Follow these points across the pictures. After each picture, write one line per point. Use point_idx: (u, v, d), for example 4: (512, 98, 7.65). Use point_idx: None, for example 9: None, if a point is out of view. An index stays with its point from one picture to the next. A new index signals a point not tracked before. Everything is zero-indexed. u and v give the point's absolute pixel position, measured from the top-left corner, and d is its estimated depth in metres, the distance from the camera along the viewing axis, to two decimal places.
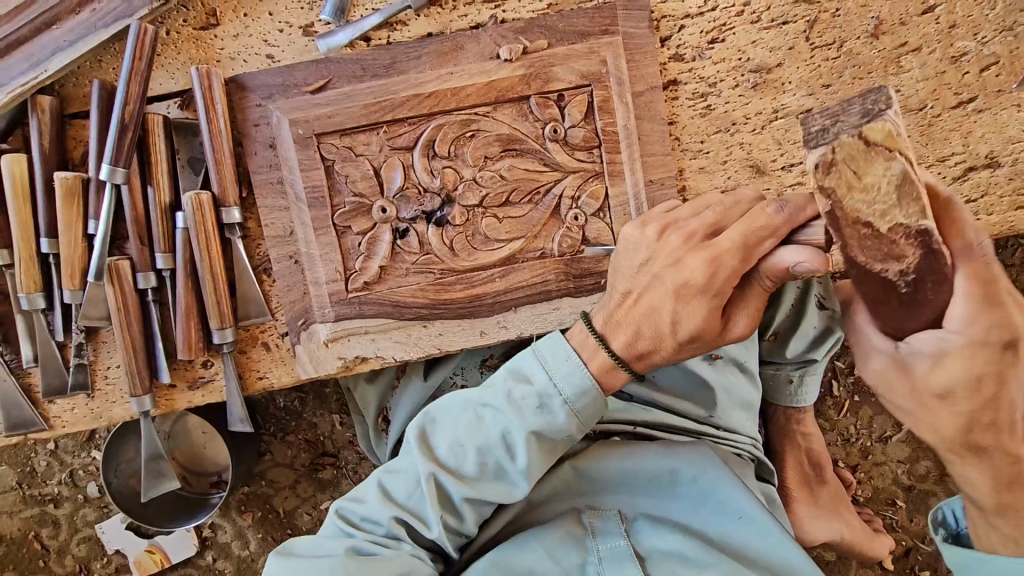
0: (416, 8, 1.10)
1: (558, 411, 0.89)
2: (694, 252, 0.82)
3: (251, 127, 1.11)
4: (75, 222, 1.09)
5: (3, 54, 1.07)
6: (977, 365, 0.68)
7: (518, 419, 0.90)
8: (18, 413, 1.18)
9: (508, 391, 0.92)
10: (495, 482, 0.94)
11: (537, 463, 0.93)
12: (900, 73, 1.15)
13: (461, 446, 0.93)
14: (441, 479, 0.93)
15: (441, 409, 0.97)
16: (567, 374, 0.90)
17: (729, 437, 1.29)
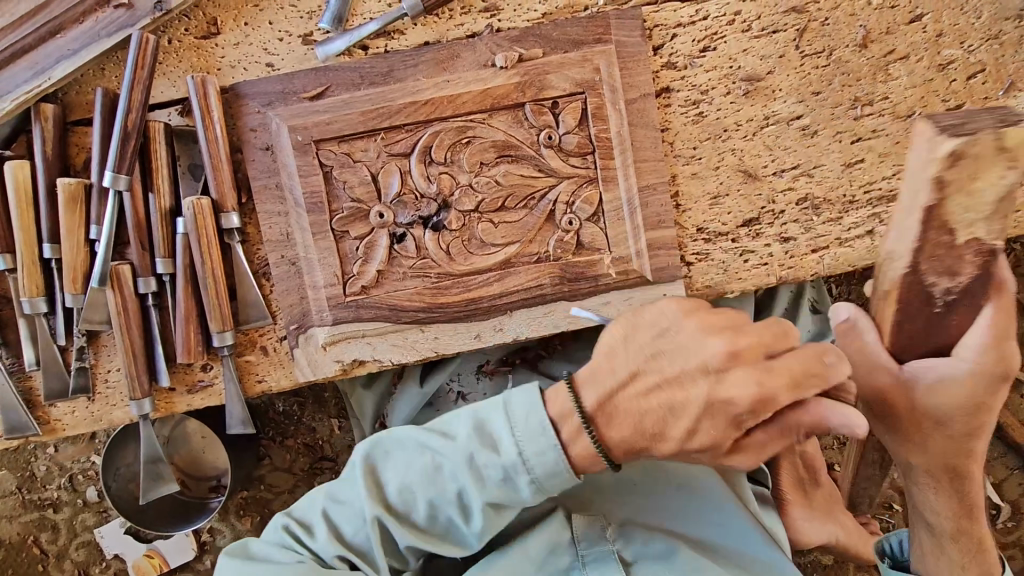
0: (413, 17, 1.12)
1: (517, 489, 0.85)
2: (729, 361, 0.84)
3: (249, 133, 1.13)
4: (77, 228, 1.11)
5: (7, 63, 1.09)
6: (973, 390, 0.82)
7: (473, 484, 0.86)
8: (16, 417, 1.19)
9: (468, 454, 0.86)
10: (445, 535, 0.92)
11: (487, 527, 0.90)
12: (888, 81, 1.17)
13: (411, 494, 0.90)
14: (387, 523, 0.90)
15: (396, 443, 0.93)
16: (538, 451, 0.84)
17: None
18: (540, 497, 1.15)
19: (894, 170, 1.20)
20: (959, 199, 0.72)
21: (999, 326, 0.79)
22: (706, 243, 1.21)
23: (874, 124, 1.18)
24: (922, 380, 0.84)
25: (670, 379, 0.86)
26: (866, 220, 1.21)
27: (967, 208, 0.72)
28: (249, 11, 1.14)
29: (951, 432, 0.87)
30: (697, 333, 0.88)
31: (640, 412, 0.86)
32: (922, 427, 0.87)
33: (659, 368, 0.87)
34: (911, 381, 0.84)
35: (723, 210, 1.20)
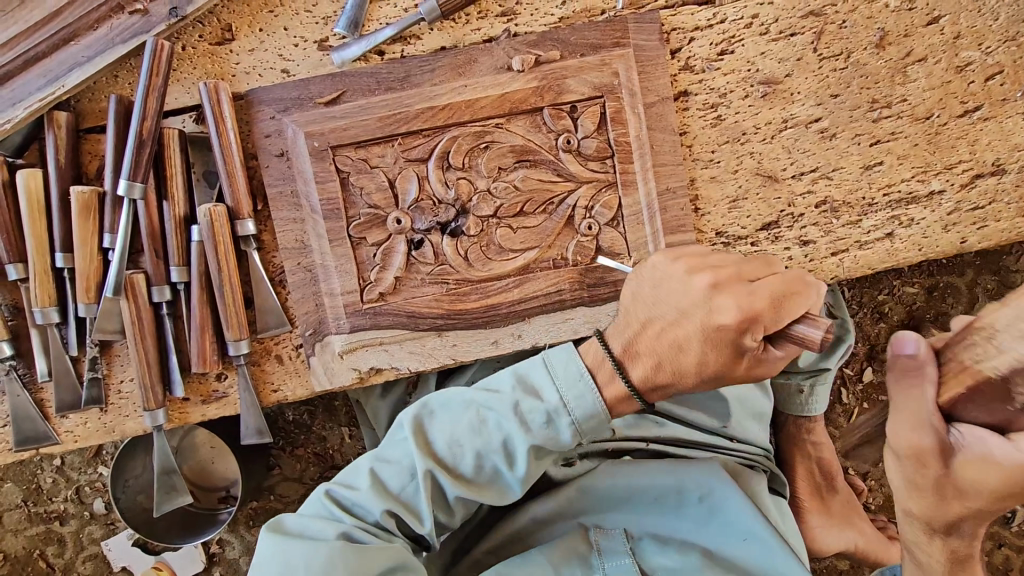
0: (430, 22, 1.12)
1: (565, 430, 0.91)
2: (720, 296, 0.86)
3: (263, 139, 1.12)
4: (90, 237, 1.10)
5: (21, 70, 1.08)
6: (1016, 483, 0.75)
7: (522, 433, 0.91)
8: (30, 428, 1.17)
9: (515, 402, 0.92)
10: (491, 484, 0.96)
11: (535, 471, 0.95)
12: (907, 83, 1.16)
13: (460, 445, 0.93)
14: (436, 475, 0.93)
15: (442, 402, 0.97)
16: (580, 396, 0.91)
17: (741, 448, 1.30)
18: (559, 512, 1.18)
19: (913, 172, 1.19)
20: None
21: None
22: (725, 246, 1.20)
23: (892, 126, 1.18)
24: (957, 451, 0.77)
25: (676, 322, 0.90)
26: (885, 222, 1.21)
27: None
28: (264, 17, 1.13)
29: (968, 502, 0.83)
30: (688, 273, 0.91)
31: (654, 350, 0.92)
32: (944, 491, 0.83)
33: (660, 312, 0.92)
34: (948, 447, 0.78)
35: (742, 214, 1.20)
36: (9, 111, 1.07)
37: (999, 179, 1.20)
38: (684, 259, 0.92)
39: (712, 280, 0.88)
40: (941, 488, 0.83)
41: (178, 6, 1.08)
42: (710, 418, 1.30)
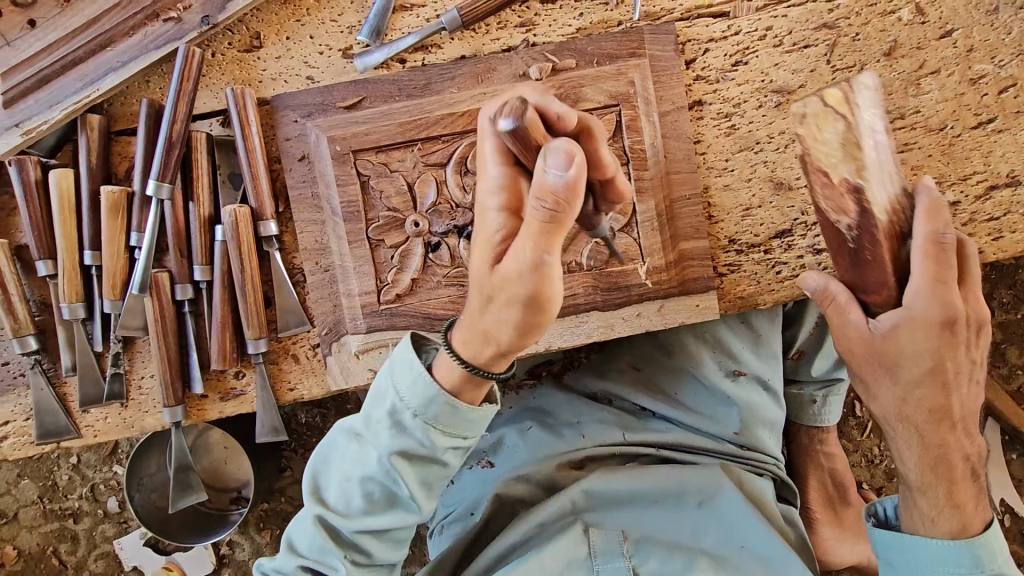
0: (451, 31, 1.15)
1: (413, 424, 0.89)
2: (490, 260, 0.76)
3: (284, 142, 1.16)
4: (118, 235, 1.13)
5: (58, 74, 1.11)
6: (927, 338, 0.97)
7: (380, 441, 0.92)
8: (52, 422, 1.19)
9: (366, 414, 0.94)
10: (387, 508, 0.97)
11: (419, 472, 0.94)
12: (920, 95, 1.18)
13: (347, 480, 0.97)
14: (329, 519, 0.98)
15: (327, 448, 1.01)
16: (412, 386, 0.87)
17: (749, 457, 1.39)
18: (561, 513, 1.25)
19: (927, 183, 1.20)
20: (817, 147, 0.97)
21: (931, 269, 0.95)
22: (738, 254, 1.21)
23: (906, 137, 1.19)
24: (876, 330, 1.00)
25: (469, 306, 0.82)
26: None
27: (828, 155, 0.96)
28: (291, 26, 1.17)
29: (910, 376, 1.00)
30: (483, 245, 0.77)
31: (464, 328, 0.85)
32: (879, 376, 1.03)
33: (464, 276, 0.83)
34: (869, 334, 1.01)
35: (755, 222, 1.21)
36: (46, 113, 1.11)
37: (1014, 191, 1.20)
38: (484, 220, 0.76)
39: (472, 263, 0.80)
40: (877, 369, 1.02)
41: (211, 14, 1.12)
42: (721, 426, 1.39)
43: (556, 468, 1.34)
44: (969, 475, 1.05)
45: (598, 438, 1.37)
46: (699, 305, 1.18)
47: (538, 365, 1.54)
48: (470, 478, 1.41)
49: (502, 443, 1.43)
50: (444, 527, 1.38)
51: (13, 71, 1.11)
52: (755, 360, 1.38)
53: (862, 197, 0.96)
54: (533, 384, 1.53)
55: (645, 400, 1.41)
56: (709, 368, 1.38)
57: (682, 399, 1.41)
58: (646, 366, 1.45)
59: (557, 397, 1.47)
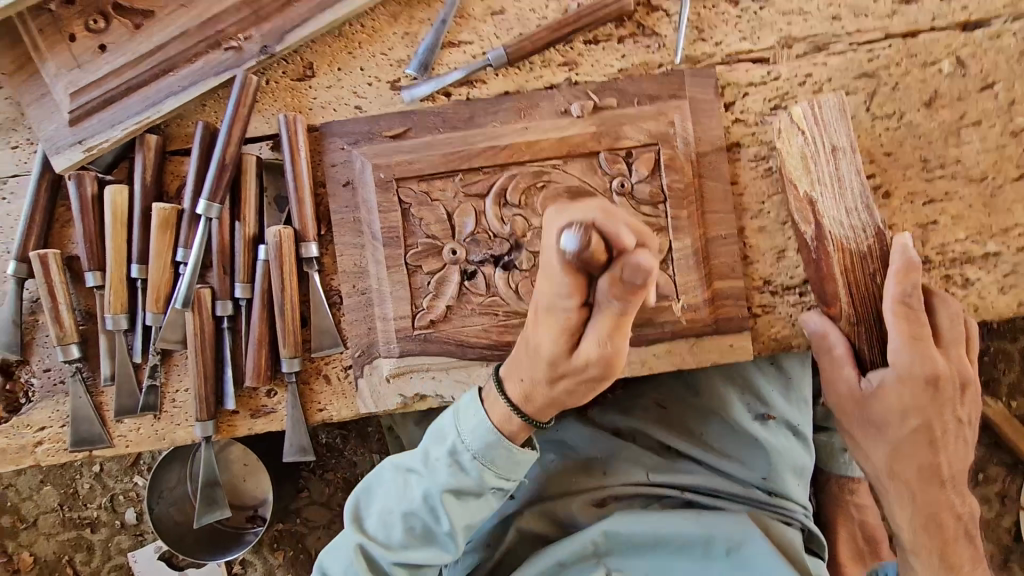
0: (496, 68, 1.19)
1: (467, 464, 1.00)
2: (561, 347, 0.84)
3: (330, 168, 1.19)
4: (166, 250, 1.17)
5: (121, 95, 1.16)
6: (912, 395, 1.05)
7: (432, 479, 1.02)
8: (86, 429, 1.21)
9: (424, 452, 1.05)
10: (427, 541, 1.07)
11: (465, 512, 1.04)
12: (960, 145, 1.18)
13: (390, 513, 1.07)
14: (368, 550, 1.06)
15: (376, 480, 1.11)
16: (474, 431, 1.00)
17: (780, 505, 1.35)
18: (584, 553, 1.27)
19: (968, 233, 1.19)
20: (790, 162, 1.14)
21: (908, 330, 1.05)
22: (772, 296, 1.20)
23: (946, 186, 1.18)
24: (868, 390, 1.08)
25: (532, 378, 0.93)
26: (940, 281, 1.19)
27: (795, 163, 1.13)
28: (343, 57, 1.21)
29: (900, 432, 1.08)
30: (549, 332, 0.84)
31: (520, 391, 0.96)
32: (869, 432, 1.10)
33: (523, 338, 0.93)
34: (862, 392, 1.09)
35: (790, 264, 1.20)
36: (108, 131, 1.16)
37: None
38: (551, 312, 0.82)
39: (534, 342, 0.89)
40: (866, 425, 1.10)
41: (269, 45, 1.16)
42: (750, 469, 1.37)
43: (578, 507, 1.33)
44: (962, 535, 1.11)
45: (621, 477, 1.36)
46: (732, 345, 1.17)
47: (562, 398, 1.52)
48: (490, 508, 1.40)
49: (524, 475, 1.41)
50: (460, 555, 1.38)
51: (80, 91, 1.15)
52: (786, 404, 1.38)
53: (827, 235, 1.11)
54: (555, 417, 1.50)
55: (670, 439, 1.40)
56: (738, 410, 1.38)
57: (709, 439, 1.40)
58: (672, 405, 1.44)
59: (579, 432, 1.44)
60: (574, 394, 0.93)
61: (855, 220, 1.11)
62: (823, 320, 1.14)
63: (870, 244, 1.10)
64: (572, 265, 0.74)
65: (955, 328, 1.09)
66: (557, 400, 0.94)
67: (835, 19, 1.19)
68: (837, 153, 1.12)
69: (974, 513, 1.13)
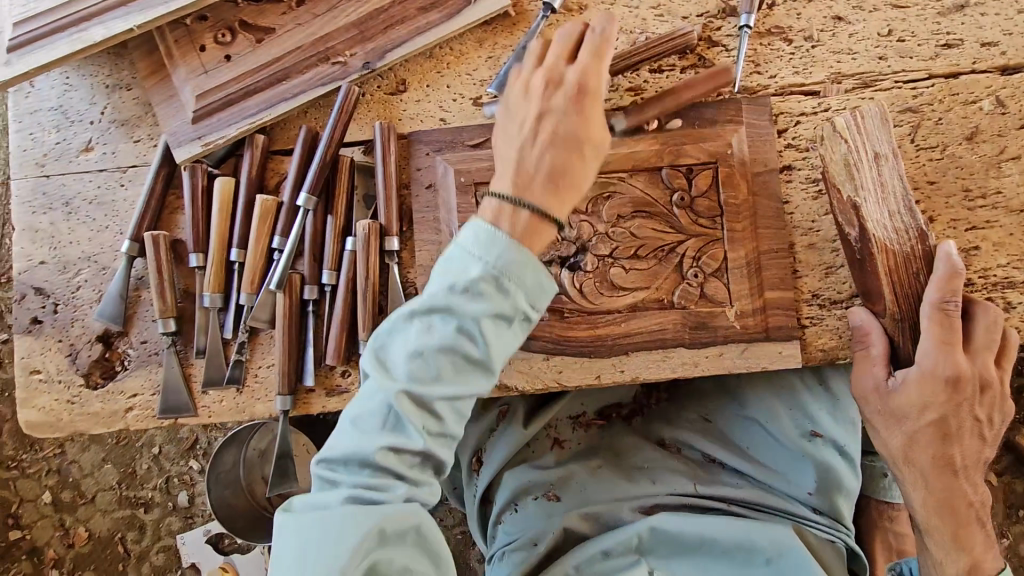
0: (601, 90, 1.31)
1: (502, 283, 0.95)
2: (583, 105, 1.04)
3: (415, 171, 1.32)
4: (263, 237, 1.30)
5: (239, 99, 1.31)
6: (931, 393, 1.10)
7: (466, 307, 0.94)
8: (175, 398, 1.31)
9: (449, 284, 0.96)
10: (470, 376, 0.97)
11: (499, 341, 0.96)
12: (1001, 177, 1.27)
13: (422, 352, 0.94)
14: (409, 395, 0.93)
15: (386, 332, 0.98)
16: (500, 251, 0.96)
17: (821, 523, 1.39)
18: (627, 547, 1.33)
19: (1009, 259, 1.26)
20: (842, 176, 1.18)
21: (940, 333, 1.11)
22: (820, 309, 1.28)
23: (988, 215, 1.26)
24: (893, 385, 1.14)
25: (544, 163, 1.02)
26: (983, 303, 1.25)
27: (841, 170, 1.18)
28: (433, 76, 1.36)
29: (915, 425, 1.13)
30: (573, 98, 1.04)
31: (526, 186, 1.01)
32: (888, 424, 1.15)
33: (508, 158, 1.04)
34: (886, 387, 1.14)
35: (838, 279, 1.28)
36: (224, 129, 1.30)
37: None
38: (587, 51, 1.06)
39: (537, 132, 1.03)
40: (885, 418, 1.15)
41: (371, 61, 1.31)
42: (795, 485, 1.42)
43: (624, 508, 1.39)
44: (975, 520, 1.16)
45: (668, 485, 1.42)
46: (782, 352, 1.24)
47: (609, 406, 1.60)
48: (535, 510, 1.42)
49: (570, 480, 1.45)
50: (504, 554, 1.41)
51: (204, 94, 1.29)
52: (834, 423, 1.41)
53: (875, 237, 1.17)
54: (601, 424, 1.58)
55: (716, 450, 1.46)
56: (785, 425, 1.42)
57: (753, 452, 1.46)
58: (717, 418, 1.52)
59: (628, 441, 1.53)
60: (575, 177, 1.03)
61: (899, 223, 1.17)
62: (865, 317, 1.20)
63: (914, 246, 1.16)
64: (571, 56, 1.07)
65: (988, 336, 1.14)
66: (559, 189, 1.02)
67: (881, 58, 1.31)
68: (884, 167, 1.17)
69: (987, 503, 1.18)
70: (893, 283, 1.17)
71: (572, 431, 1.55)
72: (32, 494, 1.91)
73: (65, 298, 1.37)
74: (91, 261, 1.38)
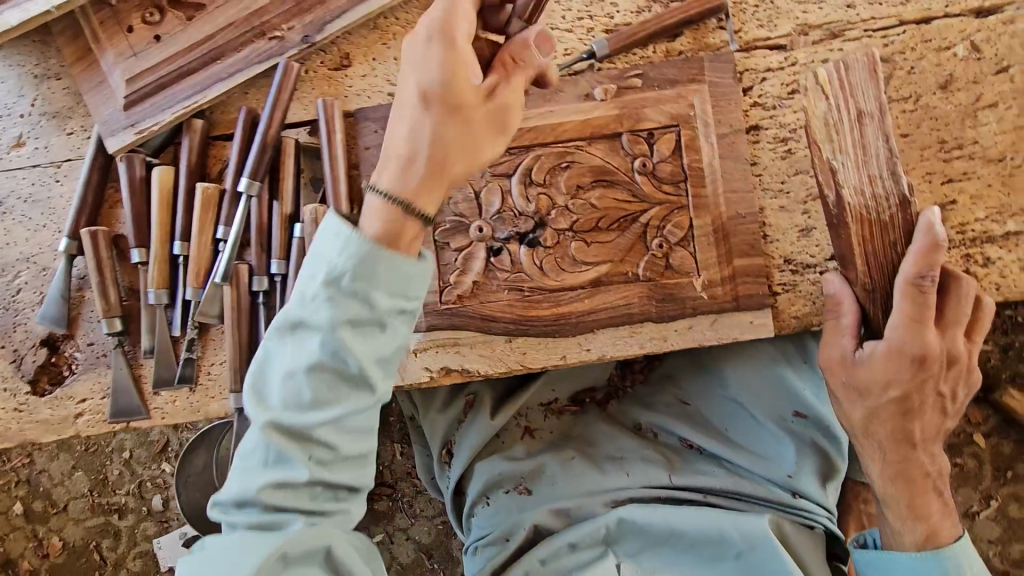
0: (599, 58, 1.23)
1: (353, 283, 0.83)
2: (465, 72, 0.86)
3: (363, 150, 1.25)
4: (207, 227, 1.23)
5: (172, 82, 1.23)
6: (895, 369, 1.07)
7: (322, 313, 0.83)
8: (126, 401, 1.26)
9: (302, 292, 0.85)
10: (349, 386, 0.86)
11: (372, 349, 0.85)
12: (977, 126, 1.20)
13: (289, 373, 0.85)
14: (280, 423, 0.85)
15: (258, 355, 0.89)
16: (349, 241, 0.84)
17: (805, 507, 1.36)
18: (594, 539, 1.33)
19: (987, 212, 1.20)
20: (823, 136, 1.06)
21: (912, 311, 1.04)
22: (793, 274, 1.22)
23: (965, 166, 1.20)
24: (857, 358, 1.10)
25: (415, 145, 0.87)
26: (961, 259, 1.20)
27: (820, 125, 1.06)
28: (378, 48, 1.28)
29: (876, 401, 1.11)
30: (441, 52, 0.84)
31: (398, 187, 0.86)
32: (850, 397, 1.13)
33: (391, 137, 0.88)
34: (851, 358, 1.11)
35: (811, 242, 1.22)
36: (158, 115, 1.22)
37: None
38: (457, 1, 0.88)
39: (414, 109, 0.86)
40: (848, 391, 1.13)
41: (310, 35, 1.23)
42: (776, 467, 1.39)
43: (596, 501, 1.38)
44: (932, 491, 1.16)
45: (643, 477, 1.40)
46: (753, 321, 1.19)
47: (582, 391, 1.56)
48: (506, 503, 1.43)
49: (542, 473, 1.44)
50: (476, 549, 1.42)
51: (135, 77, 1.22)
52: (817, 403, 1.37)
53: (849, 204, 1.07)
54: (574, 411, 1.55)
55: (694, 435, 1.44)
56: (767, 406, 1.41)
57: (733, 434, 1.44)
58: (695, 400, 1.48)
59: (603, 429, 1.49)
60: (455, 164, 0.88)
61: (878, 189, 1.06)
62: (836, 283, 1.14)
63: (893, 214, 1.06)
64: (450, 29, 0.84)
65: (960, 308, 1.08)
66: (439, 176, 0.88)
67: (849, 7, 1.24)
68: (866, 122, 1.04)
69: (943, 473, 1.18)
70: (866, 251, 1.09)
71: (545, 418, 1.52)
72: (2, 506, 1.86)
73: (5, 302, 1.31)
74: (30, 263, 1.31)
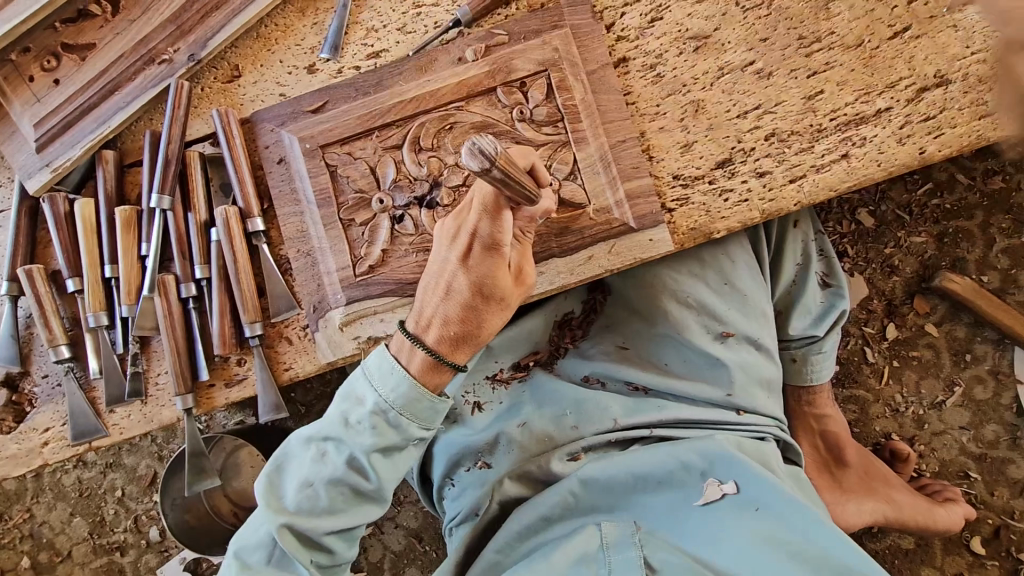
0: (465, 24, 1.31)
1: (391, 417, 1.14)
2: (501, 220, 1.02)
3: (263, 149, 1.32)
4: (131, 246, 1.31)
5: (77, 119, 1.32)
6: None
7: (359, 441, 1.14)
8: (83, 422, 1.33)
9: (345, 419, 1.16)
10: (359, 504, 1.21)
11: (389, 468, 1.18)
12: (831, 18, 1.24)
13: (312, 481, 1.17)
14: (294, 523, 1.15)
15: (289, 455, 1.21)
16: (394, 386, 1.13)
17: (746, 422, 1.45)
18: (561, 508, 1.37)
19: (855, 95, 1.24)
20: None
21: None
22: (684, 187, 1.27)
23: (825, 57, 1.24)
24: None
25: (465, 326, 1.10)
26: (838, 145, 1.25)
27: None
28: (264, 55, 1.36)
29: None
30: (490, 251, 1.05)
31: (447, 329, 1.10)
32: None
33: (428, 316, 1.12)
34: None
35: (696, 155, 1.27)
36: (70, 151, 1.32)
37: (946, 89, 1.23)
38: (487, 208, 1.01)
39: (466, 253, 1.07)
40: None
41: (195, 52, 1.32)
42: (715, 388, 1.46)
43: (552, 459, 1.42)
44: None
45: (592, 426, 1.44)
46: (652, 240, 1.25)
47: (525, 356, 1.57)
48: (468, 479, 1.50)
49: (496, 443, 1.49)
50: (452, 528, 1.50)
51: (42, 120, 1.32)
52: (742, 321, 1.47)
53: None
54: (522, 377, 1.56)
55: (636, 375, 1.48)
56: (696, 334, 1.46)
57: (672, 367, 1.49)
58: (634, 343, 1.52)
59: (547, 385, 1.51)
60: (488, 328, 1.11)
61: None
62: None
63: None
64: (499, 208, 1.01)
65: None
66: (464, 347, 1.13)
67: None
68: None
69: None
70: None
71: (491, 388, 1.54)
72: (12, 562, 1.94)
73: None
74: None
